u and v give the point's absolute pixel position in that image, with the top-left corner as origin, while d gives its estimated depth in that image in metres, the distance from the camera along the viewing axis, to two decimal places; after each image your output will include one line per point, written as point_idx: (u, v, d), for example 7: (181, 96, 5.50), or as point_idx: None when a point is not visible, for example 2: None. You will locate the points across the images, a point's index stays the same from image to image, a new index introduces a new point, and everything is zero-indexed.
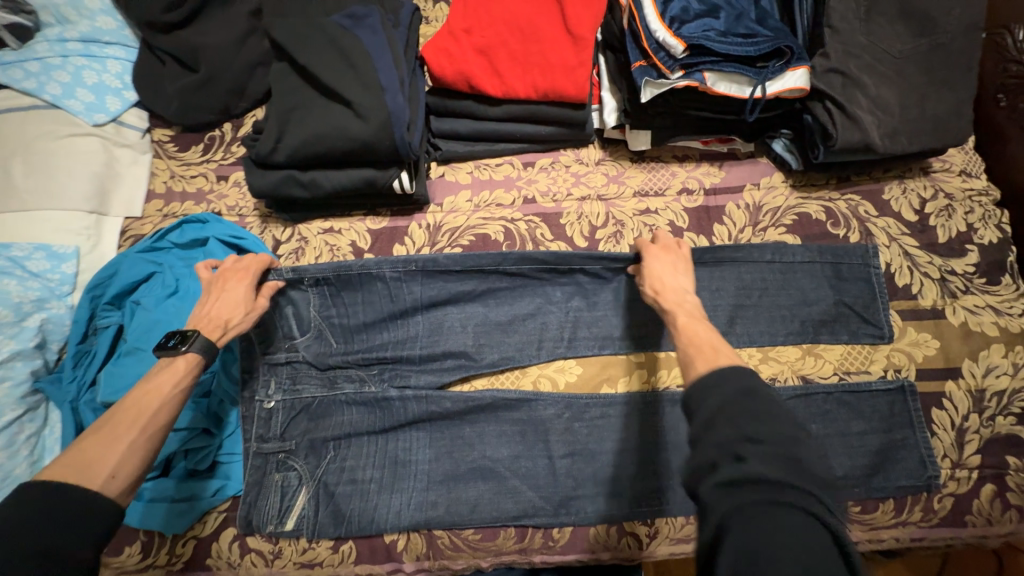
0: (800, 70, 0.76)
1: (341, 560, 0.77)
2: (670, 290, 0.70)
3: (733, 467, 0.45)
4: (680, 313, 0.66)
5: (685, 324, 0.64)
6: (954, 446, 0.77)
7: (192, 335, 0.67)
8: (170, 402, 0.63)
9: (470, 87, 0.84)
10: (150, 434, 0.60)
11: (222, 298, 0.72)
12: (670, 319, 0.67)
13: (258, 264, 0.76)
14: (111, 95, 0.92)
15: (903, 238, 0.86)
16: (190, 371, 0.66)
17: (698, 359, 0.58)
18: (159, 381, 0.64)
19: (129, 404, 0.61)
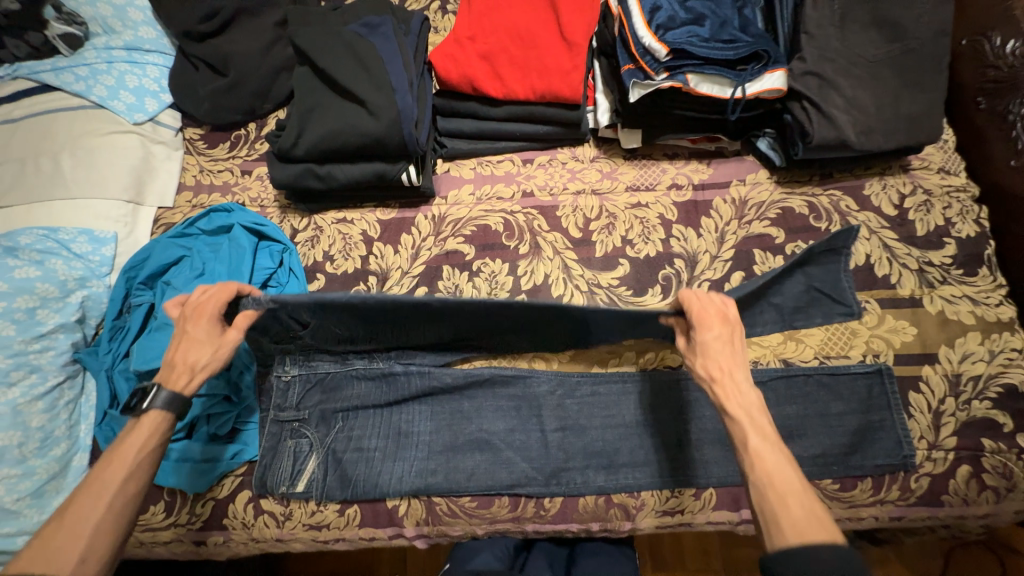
0: (777, 73, 0.82)
1: (347, 522, 0.83)
2: (733, 392, 0.66)
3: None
4: (751, 430, 0.63)
5: (757, 449, 0.62)
6: (930, 428, 0.80)
7: (154, 390, 0.70)
8: (136, 470, 0.66)
9: (473, 88, 0.91)
10: (119, 505, 0.64)
11: (190, 342, 0.72)
12: (739, 433, 0.64)
13: (218, 299, 0.74)
14: (149, 97, 1.02)
15: (883, 231, 0.91)
16: (157, 428, 0.69)
17: (782, 517, 0.57)
18: (127, 441, 0.67)
19: (96, 476, 0.65)
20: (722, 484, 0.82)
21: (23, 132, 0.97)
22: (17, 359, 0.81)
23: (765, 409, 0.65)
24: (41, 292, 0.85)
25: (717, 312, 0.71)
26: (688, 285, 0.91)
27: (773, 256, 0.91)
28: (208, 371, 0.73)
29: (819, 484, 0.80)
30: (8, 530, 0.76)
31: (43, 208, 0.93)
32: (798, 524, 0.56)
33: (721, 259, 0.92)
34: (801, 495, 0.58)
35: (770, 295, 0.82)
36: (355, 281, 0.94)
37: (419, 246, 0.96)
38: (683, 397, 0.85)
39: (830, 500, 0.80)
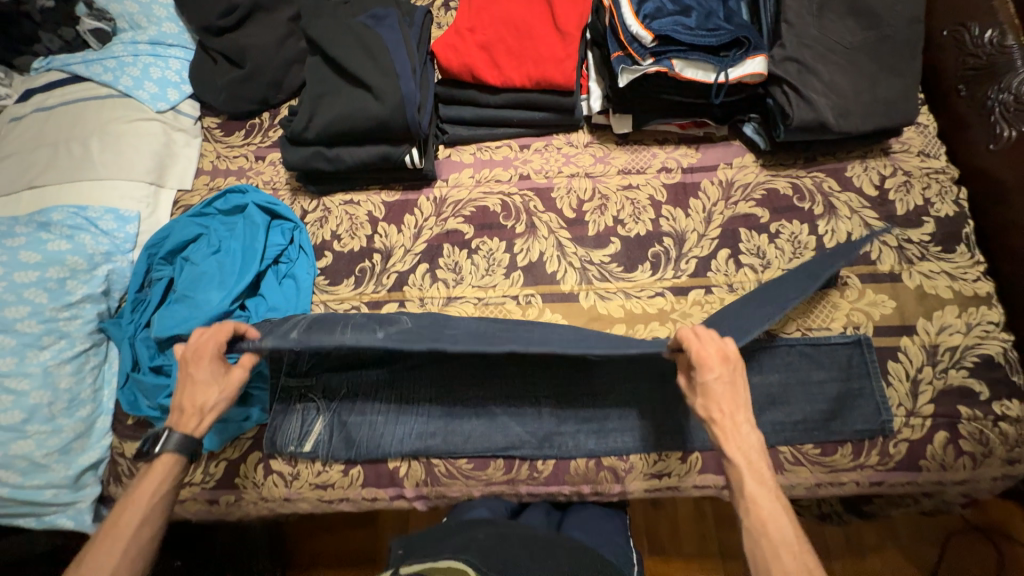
0: (758, 58, 0.87)
1: (351, 482, 0.88)
2: (734, 434, 0.69)
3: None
4: (749, 474, 0.67)
5: (753, 494, 0.66)
6: (908, 395, 0.84)
7: (166, 435, 0.74)
8: (148, 514, 0.71)
9: (473, 77, 0.97)
10: (136, 550, 0.69)
11: (196, 385, 0.76)
12: (738, 478, 0.68)
13: (218, 339, 0.77)
14: (171, 88, 1.09)
15: (864, 211, 0.94)
16: (170, 471, 0.73)
17: (772, 559, 0.62)
18: (143, 485, 0.72)
19: (115, 523, 0.69)
20: (708, 449, 0.85)
21: (56, 118, 1.04)
22: (49, 325, 0.87)
23: (765, 452, 0.68)
24: (71, 265, 0.91)
25: (720, 353, 0.71)
26: (677, 262, 0.95)
27: (758, 235, 0.95)
28: (216, 411, 0.76)
29: (801, 449, 0.83)
30: (39, 482, 0.83)
31: (73, 188, 1.00)
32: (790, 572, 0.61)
33: (708, 238, 0.96)
34: (789, 543, 0.62)
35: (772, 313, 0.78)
36: (361, 258, 1.00)
37: (421, 225, 1.01)
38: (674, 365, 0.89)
39: (811, 465, 0.83)
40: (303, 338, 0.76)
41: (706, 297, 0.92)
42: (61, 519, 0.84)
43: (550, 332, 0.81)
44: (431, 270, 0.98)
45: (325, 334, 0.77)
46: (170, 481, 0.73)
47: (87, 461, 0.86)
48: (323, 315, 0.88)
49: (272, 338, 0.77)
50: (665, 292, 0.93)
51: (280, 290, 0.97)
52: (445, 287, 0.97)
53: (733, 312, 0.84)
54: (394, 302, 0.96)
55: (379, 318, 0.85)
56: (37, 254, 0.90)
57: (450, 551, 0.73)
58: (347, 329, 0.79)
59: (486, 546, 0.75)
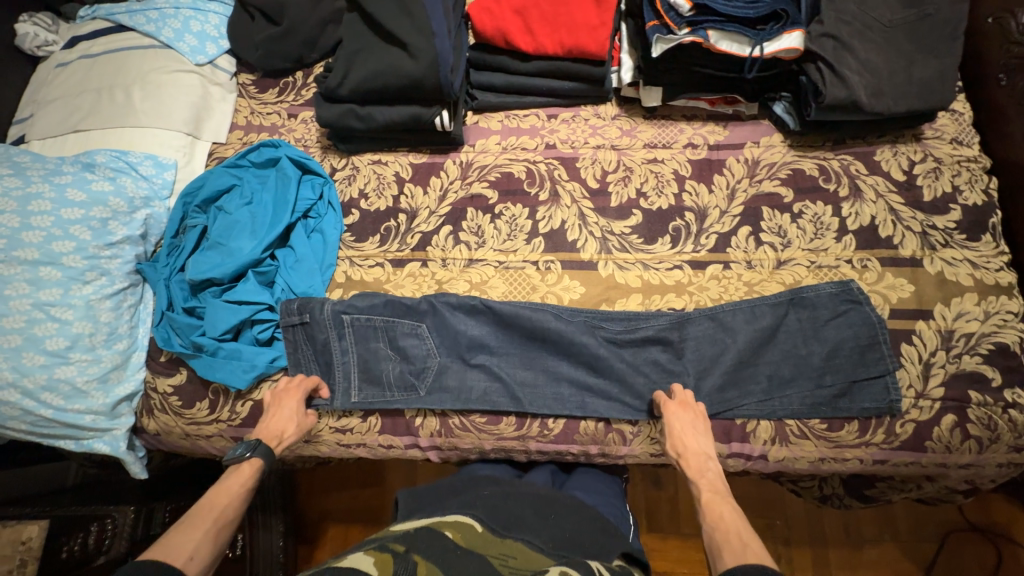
0: (795, 33, 0.87)
1: (368, 429, 0.92)
2: (693, 461, 0.79)
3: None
4: (705, 487, 0.77)
5: (709, 501, 0.75)
6: (919, 377, 0.85)
7: (255, 443, 0.81)
8: (235, 497, 0.76)
9: (506, 42, 0.98)
10: (216, 527, 0.72)
11: (280, 416, 0.86)
12: (696, 493, 0.77)
13: (307, 382, 0.89)
14: (209, 41, 1.12)
15: (890, 195, 0.94)
16: (253, 475, 0.79)
17: (725, 548, 0.67)
18: (226, 483, 0.77)
19: (205, 505, 0.73)
20: (716, 417, 0.86)
21: (100, 65, 1.08)
22: (92, 261, 0.91)
23: (722, 477, 0.78)
24: (112, 206, 0.95)
25: (678, 399, 0.84)
26: (697, 236, 0.96)
27: (780, 214, 0.96)
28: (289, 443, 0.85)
29: (808, 423, 0.85)
30: (79, 407, 0.87)
31: (117, 133, 1.03)
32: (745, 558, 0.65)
33: (730, 214, 0.97)
34: (731, 540, 0.68)
35: (761, 362, 0.87)
36: (386, 218, 1.02)
37: (446, 188, 1.03)
38: (692, 336, 0.89)
39: (817, 439, 0.85)
40: (363, 401, 0.90)
41: (723, 272, 0.93)
42: (98, 444, 0.89)
43: (566, 387, 0.89)
44: (454, 232, 1.00)
45: (380, 396, 0.90)
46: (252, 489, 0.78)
47: (123, 392, 0.91)
48: (347, 332, 0.91)
49: (336, 399, 0.90)
50: (684, 265, 0.95)
51: (309, 244, 1.00)
52: (468, 249, 0.99)
53: (734, 330, 0.88)
54: (417, 261, 0.99)
55: (407, 350, 0.91)
56: (82, 193, 0.93)
57: (457, 508, 0.76)
58: (394, 385, 0.90)
59: (489, 504, 0.77)
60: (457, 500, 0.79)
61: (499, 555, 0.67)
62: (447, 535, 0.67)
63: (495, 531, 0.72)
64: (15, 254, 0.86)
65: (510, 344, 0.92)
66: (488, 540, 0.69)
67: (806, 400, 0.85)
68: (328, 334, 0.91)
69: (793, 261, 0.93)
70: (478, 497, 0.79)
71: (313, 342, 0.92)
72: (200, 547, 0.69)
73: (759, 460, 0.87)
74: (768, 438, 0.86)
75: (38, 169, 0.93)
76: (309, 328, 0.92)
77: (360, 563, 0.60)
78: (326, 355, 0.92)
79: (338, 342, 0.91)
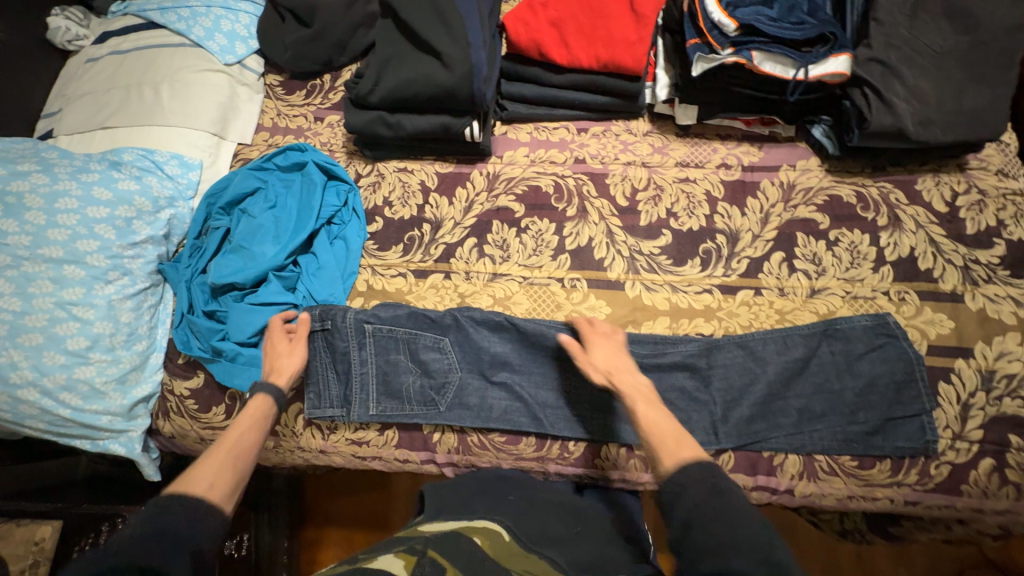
0: (842, 57, 0.84)
1: (385, 443, 0.90)
2: (625, 378, 0.76)
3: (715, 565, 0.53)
4: (638, 399, 0.73)
5: (643, 411, 0.71)
6: (957, 418, 0.81)
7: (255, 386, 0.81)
8: (250, 426, 0.73)
9: (540, 54, 0.96)
10: (234, 457, 0.68)
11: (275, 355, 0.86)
12: (631, 407, 0.72)
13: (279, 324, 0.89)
14: (239, 41, 1.11)
15: (930, 226, 0.91)
16: (261, 405, 0.77)
17: (663, 452, 0.65)
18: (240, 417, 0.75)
19: (225, 437, 0.71)
20: (742, 448, 0.84)
21: (130, 62, 1.08)
22: (115, 261, 0.90)
23: (650, 388, 0.76)
24: (137, 205, 0.94)
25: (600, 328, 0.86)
26: (728, 260, 0.94)
27: (815, 241, 0.93)
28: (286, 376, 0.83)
29: (837, 459, 0.82)
30: (96, 408, 0.86)
31: (143, 132, 1.03)
32: (684, 460, 0.63)
33: (763, 239, 0.94)
34: (667, 441, 0.66)
35: (791, 395, 0.84)
36: (410, 227, 1.01)
37: (472, 200, 1.02)
38: (720, 363, 0.87)
39: (846, 476, 0.82)
40: (381, 413, 0.88)
41: (755, 298, 0.91)
42: (114, 445, 0.88)
43: (589, 410, 0.87)
44: (479, 245, 0.99)
45: (399, 410, 0.88)
46: (264, 418, 0.76)
47: (140, 393, 0.89)
48: (368, 342, 0.90)
49: (354, 410, 0.89)
50: (713, 289, 0.92)
51: (331, 251, 0.99)
52: (492, 263, 0.97)
53: (764, 359, 0.86)
54: (440, 272, 0.97)
55: (429, 363, 0.89)
56: (107, 192, 0.92)
57: (485, 513, 0.74)
58: (414, 399, 0.89)
59: (519, 512, 0.75)
60: (485, 503, 0.78)
61: (523, 569, 0.63)
62: (476, 541, 0.66)
63: (523, 544, 0.68)
64: (40, 252, 0.86)
65: (533, 364, 0.90)
66: (516, 553, 0.66)
67: (838, 436, 0.82)
68: (349, 344, 0.90)
69: (827, 291, 0.90)
70: (506, 501, 0.78)
71: (332, 351, 0.90)
72: (219, 476, 0.65)
73: (784, 494, 0.84)
74: (796, 472, 0.83)
75: (65, 166, 0.92)
76: (329, 336, 0.90)
77: (391, 567, 0.59)
78: (345, 365, 0.90)
79: (359, 353, 0.90)
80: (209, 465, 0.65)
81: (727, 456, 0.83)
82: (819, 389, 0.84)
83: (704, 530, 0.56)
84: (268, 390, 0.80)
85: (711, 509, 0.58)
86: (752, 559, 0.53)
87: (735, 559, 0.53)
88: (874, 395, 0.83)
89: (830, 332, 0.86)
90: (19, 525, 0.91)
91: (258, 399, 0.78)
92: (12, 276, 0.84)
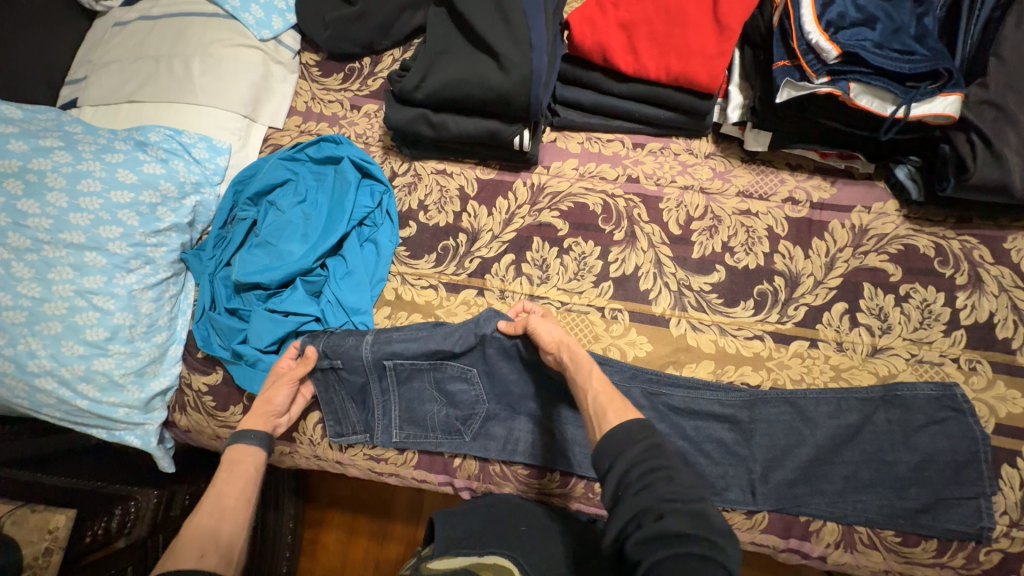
0: (953, 97, 0.76)
1: (404, 462, 0.87)
2: (575, 345, 0.75)
3: (652, 524, 0.51)
4: (588, 364, 0.72)
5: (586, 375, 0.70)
6: (1017, 505, 0.75)
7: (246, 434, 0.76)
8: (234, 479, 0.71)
9: (604, 59, 0.88)
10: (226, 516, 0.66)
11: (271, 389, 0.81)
12: (585, 368, 0.71)
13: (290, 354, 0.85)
14: (276, 15, 1.04)
15: (1015, 291, 0.83)
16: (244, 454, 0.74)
17: (609, 408, 0.65)
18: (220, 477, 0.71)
19: (212, 497, 0.68)
20: (778, 509, 0.79)
21: (160, 31, 1.01)
22: (138, 249, 0.86)
23: (591, 358, 0.74)
24: (163, 190, 0.89)
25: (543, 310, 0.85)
26: (784, 306, 0.87)
27: (883, 294, 0.85)
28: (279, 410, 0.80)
29: (880, 533, 0.77)
30: (114, 400, 0.83)
31: (170, 108, 0.97)
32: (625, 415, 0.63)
33: (825, 286, 0.87)
34: (615, 399, 0.66)
35: (837, 459, 0.79)
36: (445, 235, 0.95)
37: (513, 212, 0.95)
38: (763, 418, 0.81)
39: (887, 552, 0.77)
40: (405, 440, 0.85)
41: (809, 351, 0.84)
42: (129, 437, 0.86)
43: None
44: (517, 262, 0.92)
45: (423, 437, 0.85)
46: (250, 471, 0.73)
47: (158, 387, 0.86)
48: (389, 375, 0.85)
49: (377, 436, 0.86)
50: (765, 336, 0.86)
51: (361, 254, 0.94)
52: (529, 283, 0.91)
53: (812, 418, 0.80)
54: (473, 288, 0.91)
55: (455, 393, 0.85)
56: (132, 174, 0.87)
57: (495, 543, 0.70)
58: (438, 428, 0.85)
59: (532, 545, 0.72)
60: (497, 533, 0.73)
61: None
62: None
63: None
64: (61, 236, 0.81)
65: (561, 398, 0.84)
66: None
67: (886, 510, 0.77)
68: (367, 377, 0.85)
69: (890, 350, 0.83)
70: (513, 535, 0.73)
71: (349, 384, 0.86)
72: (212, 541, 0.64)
73: (816, 560, 0.80)
74: (833, 541, 0.78)
75: (89, 144, 0.87)
76: (343, 369, 0.85)
77: None
78: (363, 395, 0.86)
79: (379, 383, 0.85)
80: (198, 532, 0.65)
81: (762, 516, 0.79)
82: (868, 454, 0.78)
83: (638, 491, 0.54)
84: (253, 435, 0.76)
85: (650, 464, 0.56)
86: (682, 514, 0.51)
87: (669, 517, 0.51)
88: (929, 470, 0.77)
89: (889, 396, 0.80)
90: (33, 510, 0.74)
91: (236, 451, 0.74)
92: (32, 261, 0.80)
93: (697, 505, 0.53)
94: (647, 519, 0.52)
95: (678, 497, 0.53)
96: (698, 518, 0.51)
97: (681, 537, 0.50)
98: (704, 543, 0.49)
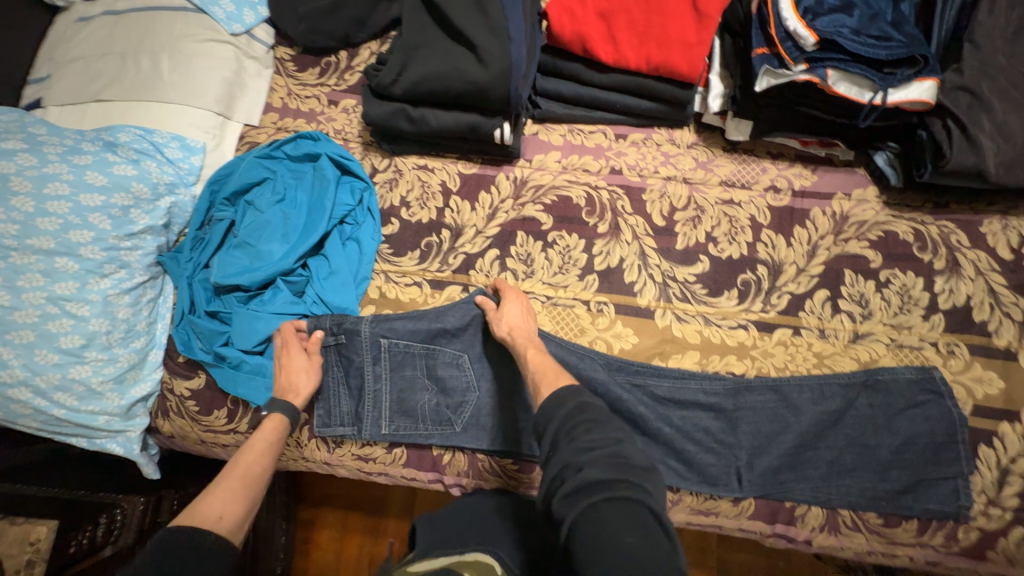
0: (928, 82, 0.77)
1: (393, 460, 0.86)
2: (523, 335, 0.79)
3: (574, 477, 0.52)
4: (529, 347, 0.76)
5: (530, 358, 0.74)
6: (993, 484, 0.77)
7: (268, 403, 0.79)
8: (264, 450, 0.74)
9: (584, 50, 0.87)
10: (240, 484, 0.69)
11: (291, 370, 0.82)
12: (521, 353, 0.76)
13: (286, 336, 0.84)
14: (248, 8, 1.01)
15: (992, 274, 0.84)
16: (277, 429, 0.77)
17: (542, 381, 0.69)
18: (251, 445, 0.75)
19: (238, 463, 0.72)
20: (763, 496, 0.80)
21: (126, 27, 0.98)
22: (111, 253, 0.83)
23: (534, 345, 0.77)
24: (135, 192, 0.87)
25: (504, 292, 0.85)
26: (767, 295, 0.87)
27: (864, 280, 0.86)
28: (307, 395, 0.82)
29: (863, 516, 0.79)
30: (93, 408, 0.81)
31: (140, 107, 0.94)
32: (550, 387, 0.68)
33: (807, 273, 0.87)
34: (546, 372, 0.70)
35: (821, 444, 0.80)
36: (428, 231, 0.94)
37: (496, 206, 0.94)
38: (747, 406, 0.82)
39: (869, 533, 0.79)
40: (394, 433, 0.84)
41: (792, 339, 0.85)
42: (111, 444, 0.84)
43: None
44: (502, 257, 0.91)
45: (413, 429, 0.85)
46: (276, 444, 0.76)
47: (139, 393, 0.84)
48: (383, 357, 0.85)
49: (366, 428, 0.85)
50: (749, 325, 0.86)
51: (344, 253, 0.92)
52: (514, 278, 0.91)
53: (794, 405, 0.81)
54: (458, 285, 0.91)
55: (447, 382, 0.85)
56: (101, 176, 0.84)
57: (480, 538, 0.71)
58: (428, 419, 0.85)
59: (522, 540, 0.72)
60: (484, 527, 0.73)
61: None
62: None
63: None
64: (29, 242, 0.79)
65: None
66: None
67: (869, 493, 0.78)
68: (363, 358, 0.85)
69: (871, 336, 0.84)
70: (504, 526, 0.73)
71: (347, 366, 0.86)
72: (229, 506, 0.65)
73: (801, 543, 0.82)
74: (817, 525, 0.79)
75: (55, 146, 0.84)
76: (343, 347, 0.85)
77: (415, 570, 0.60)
78: (357, 382, 0.86)
79: (373, 367, 0.85)
80: (215, 496, 0.66)
81: (748, 503, 0.80)
82: (849, 438, 0.80)
83: (568, 446, 0.56)
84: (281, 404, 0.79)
85: (574, 420, 0.59)
86: (598, 461, 0.53)
87: (588, 467, 0.52)
88: (909, 452, 0.78)
89: (868, 381, 0.81)
90: (13, 522, 0.73)
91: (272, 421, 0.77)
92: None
93: (614, 449, 0.54)
94: (566, 473, 0.53)
95: (597, 445, 0.54)
96: (615, 462, 0.53)
97: (601, 484, 0.50)
98: (621, 486, 0.50)
